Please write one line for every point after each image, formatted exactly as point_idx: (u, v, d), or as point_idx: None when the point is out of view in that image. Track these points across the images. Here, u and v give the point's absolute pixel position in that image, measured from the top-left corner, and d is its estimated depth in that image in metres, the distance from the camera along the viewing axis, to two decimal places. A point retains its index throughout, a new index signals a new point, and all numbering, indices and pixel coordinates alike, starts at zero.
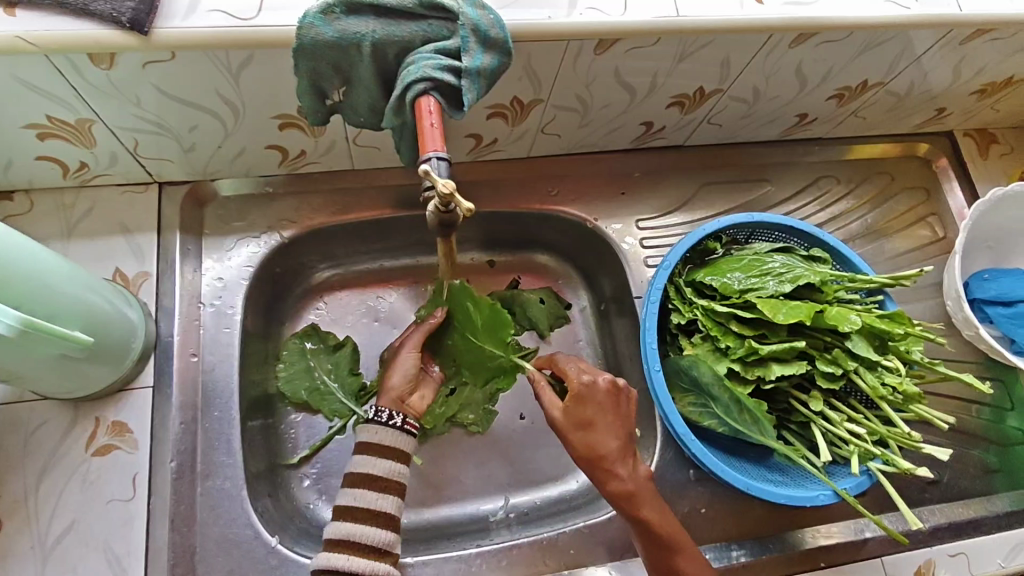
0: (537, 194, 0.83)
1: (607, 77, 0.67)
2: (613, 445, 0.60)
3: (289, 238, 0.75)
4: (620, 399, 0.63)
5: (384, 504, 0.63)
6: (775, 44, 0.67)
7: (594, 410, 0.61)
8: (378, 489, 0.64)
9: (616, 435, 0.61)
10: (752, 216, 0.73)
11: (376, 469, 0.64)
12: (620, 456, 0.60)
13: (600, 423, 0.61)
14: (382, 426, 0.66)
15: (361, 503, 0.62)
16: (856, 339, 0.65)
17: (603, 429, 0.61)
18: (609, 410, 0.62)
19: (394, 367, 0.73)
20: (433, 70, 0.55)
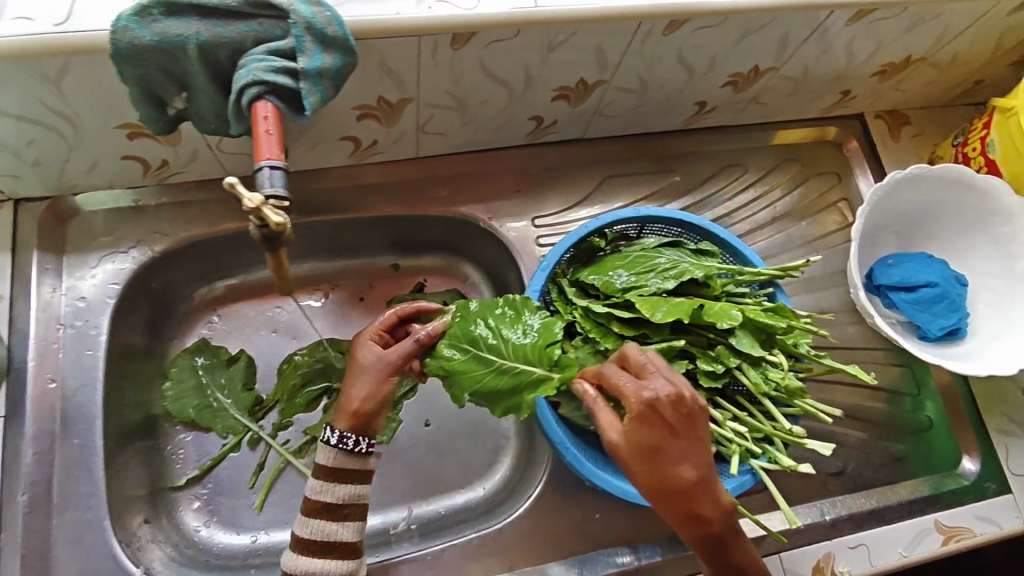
0: (429, 197, 0.81)
1: (474, 72, 0.64)
2: (692, 477, 0.50)
3: (161, 252, 0.72)
4: (694, 414, 0.51)
5: (343, 534, 0.61)
6: (648, 32, 0.64)
7: (664, 437, 0.49)
8: (338, 518, 0.61)
9: (696, 463, 0.50)
10: (639, 211, 0.71)
11: (331, 498, 0.61)
12: (704, 489, 0.50)
13: (673, 452, 0.50)
14: (343, 453, 0.61)
15: (315, 537, 0.60)
16: (740, 335, 0.63)
17: (678, 458, 0.50)
18: (682, 434, 0.50)
19: (358, 375, 0.61)
20: (264, 72, 0.52)
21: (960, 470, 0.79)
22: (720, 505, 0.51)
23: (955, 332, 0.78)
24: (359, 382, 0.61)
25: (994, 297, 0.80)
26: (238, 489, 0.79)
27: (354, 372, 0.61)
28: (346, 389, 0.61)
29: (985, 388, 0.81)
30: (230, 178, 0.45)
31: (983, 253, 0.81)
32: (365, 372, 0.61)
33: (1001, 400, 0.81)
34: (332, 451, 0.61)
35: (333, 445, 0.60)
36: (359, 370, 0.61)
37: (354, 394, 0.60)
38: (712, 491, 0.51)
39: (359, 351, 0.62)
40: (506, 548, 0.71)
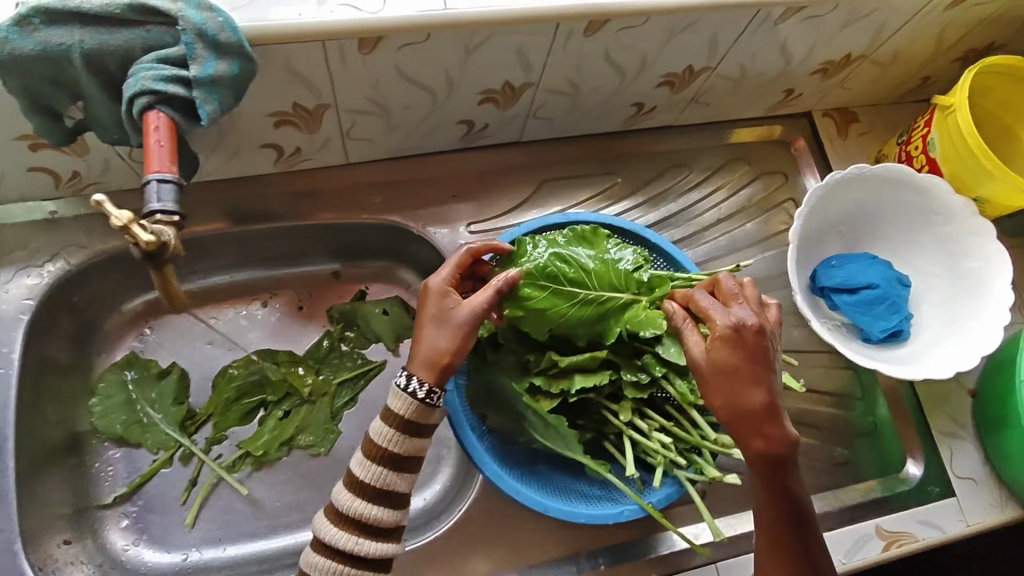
0: (361, 203, 0.79)
1: (391, 76, 0.62)
2: (761, 401, 0.51)
3: (77, 265, 0.70)
4: (769, 348, 0.53)
5: (400, 486, 0.56)
6: (569, 33, 0.62)
7: (743, 357, 0.51)
8: (400, 470, 0.56)
9: (768, 390, 0.51)
10: (565, 217, 0.71)
11: (396, 447, 0.56)
12: (774, 416, 0.51)
13: (749, 373, 0.51)
14: (410, 400, 0.56)
15: (375, 483, 0.55)
16: (668, 343, 0.62)
17: (751, 380, 0.51)
18: (758, 359, 0.52)
19: (446, 322, 0.57)
20: (152, 82, 0.50)
21: (904, 474, 0.78)
22: (787, 443, 0.51)
23: (897, 334, 0.77)
24: (447, 331, 0.57)
25: (938, 297, 0.78)
26: (170, 506, 0.77)
27: (436, 322, 0.57)
28: (427, 339, 0.57)
29: (930, 391, 0.80)
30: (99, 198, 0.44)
31: (926, 253, 0.80)
32: (447, 321, 0.57)
33: (946, 402, 0.80)
34: (407, 398, 0.56)
35: (409, 392, 0.56)
36: (442, 321, 0.57)
37: (442, 345, 0.57)
38: (780, 425, 0.52)
39: (433, 302, 0.58)
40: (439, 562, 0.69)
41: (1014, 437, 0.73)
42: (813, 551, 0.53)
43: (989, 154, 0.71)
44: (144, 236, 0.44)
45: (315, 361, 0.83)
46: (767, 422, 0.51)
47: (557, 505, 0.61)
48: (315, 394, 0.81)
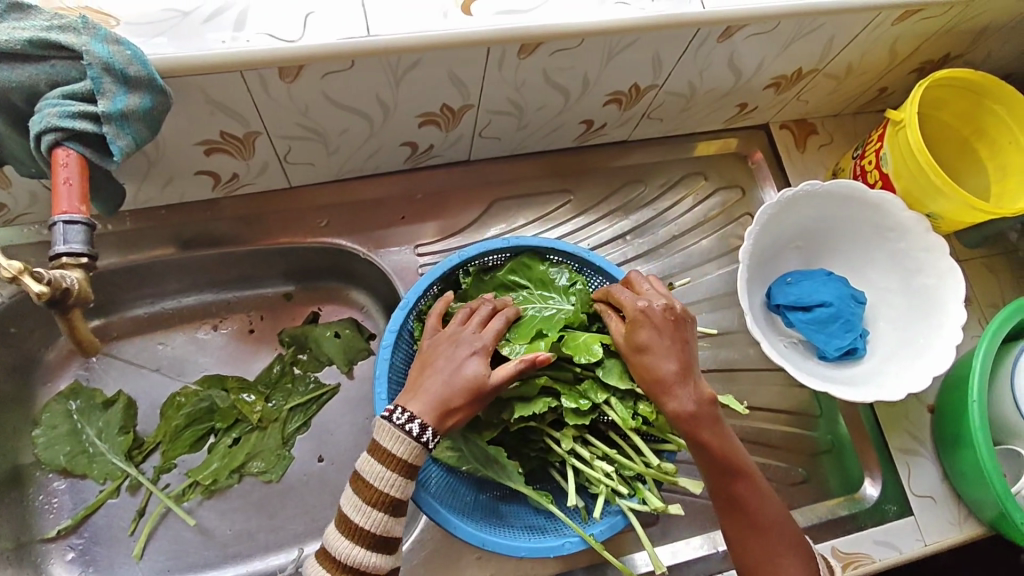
0: (306, 226, 0.77)
1: (319, 102, 0.61)
2: (671, 368, 0.55)
3: (10, 297, 0.69)
4: (678, 323, 0.57)
5: (397, 529, 0.53)
6: (502, 56, 0.61)
7: (650, 334, 0.56)
8: (399, 513, 0.53)
9: (677, 359, 0.56)
10: (507, 241, 0.67)
11: (399, 492, 0.53)
12: (682, 379, 0.55)
13: (657, 346, 0.56)
14: (411, 442, 0.53)
15: (376, 529, 0.52)
16: (609, 365, 0.61)
17: (660, 354, 0.56)
18: (667, 334, 0.56)
19: (470, 386, 0.55)
20: (58, 118, 0.49)
21: (861, 494, 0.77)
22: (704, 405, 0.55)
23: (853, 352, 0.76)
24: (471, 398, 0.55)
25: (894, 314, 0.78)
26: (118, 537, 0.75)
27: (466, 384, 0.55)
28: (448, 395, 0.54)
29: (889, 409, 0.79)
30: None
31: (880, 266, 0.80)
32: (475, 391, 0.55)
33: (904, 419, 0.79)
34: (411, 443, 0.52)
35: (416, 437, 0.53)
36: (472, 386, 0.55)
37: (458, 405, 0.55)
38: (692, 386, 0.55)
39: (473, 365, 0.56)
40: None
41: (967, 457, 0.72)
42: (764, 509, 0.55)
43: (938, 171, 0.71)
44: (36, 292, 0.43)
45: (265, 387, 0.82)
46: (678, 389, 0.55)
47: (493, 537, 0.58)
48: (264, 421, 0.79)
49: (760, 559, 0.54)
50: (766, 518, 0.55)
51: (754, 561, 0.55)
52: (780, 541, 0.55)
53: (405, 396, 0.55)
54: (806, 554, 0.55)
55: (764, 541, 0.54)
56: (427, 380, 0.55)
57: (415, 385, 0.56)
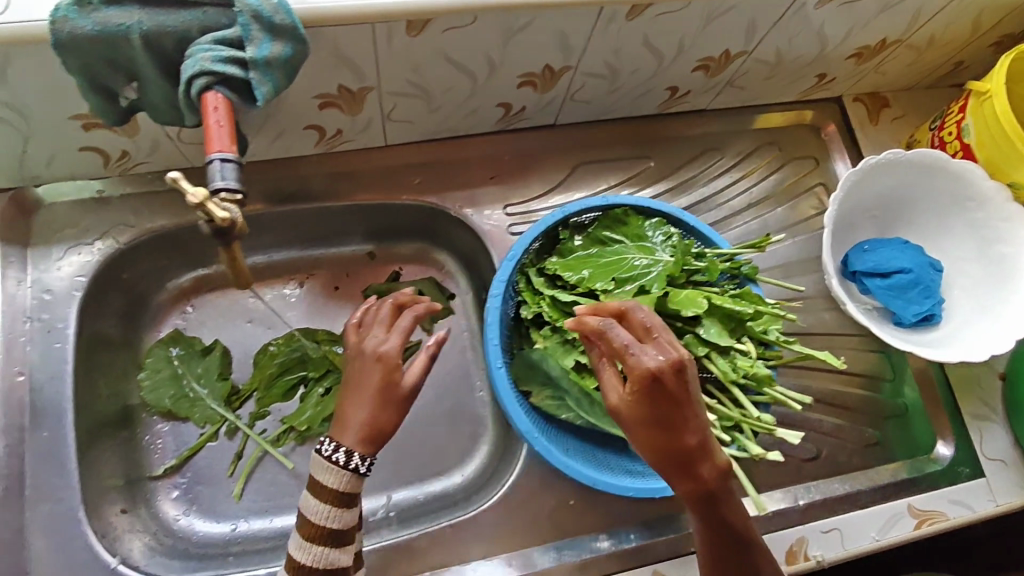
0: (401, 184, 0.80)
1: (436, 60, 0.63)
2: (692, 443, 0.49)
3: (126, 243, 0.71)
4: (693, 382, 0.50)
5: (344, 560, 0.58)
6: (611, 17, 0.63)
7: (666, 407, 0.49)
8: (339, 543, 0.57)
9: (696, 432, 0.50)
10: (605, 199, 0.70)
11: (336, 523, 0.57)
12: (702, 455, 0.50)
13: (677, 421, 0.49)
14: (343, 473, 0.56)
15: (319, 563, 0.56)
16: (708, 324, 0.64)
17: (680, 426, 0.49)
18: (685, 403, 0.49)
19: (381, 397, 0.58)
20: (211, 62, 0.51)
21: (934, 455, 0.79)
22: (720, 479, 0.51)
23: (930, 318, 0.77)
24: (390, 407, 0.58)
25: (970, 282, 0.79)
26: (217, 478, 0.79)
27: (380, 397, 0.58)
28: (370, 414, 0.57)
29: (961, 375, 0.81)
30: (172, 173, 0.45)
31: (957, 237, 0.81)
32: (391, 401, 0.58)
33: (976, 385, 0.81)
34: (341, 472, 0.56)
35: (345, 465, 0.56)
36: (386, 395, 0.58)
37: (385, 419, 0.58)
38: (710, 459, 0.51)
39: (381, 374, 0.58)
40: (479, 536, 0.70)
41: None
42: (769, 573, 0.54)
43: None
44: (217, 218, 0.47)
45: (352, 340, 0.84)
46: (700, 465, 0.50)
47: (604, 479, 0.62)
48: None
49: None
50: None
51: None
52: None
53: (335, 427, 0.58)
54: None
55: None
56: (347, 402, 0.58)
57: (337, 414, 0.59)
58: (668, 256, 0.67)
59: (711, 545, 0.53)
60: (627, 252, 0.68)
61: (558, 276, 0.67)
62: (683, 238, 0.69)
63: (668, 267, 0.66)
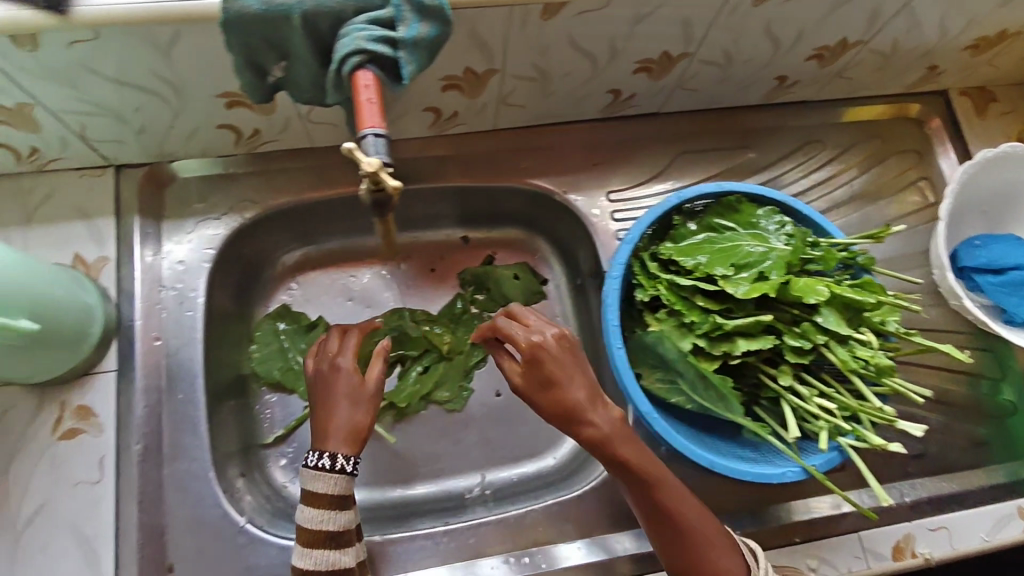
0: (507, 168, 0.81)
1: (562, 44, 0.64)
2: (580, 393, 0.58)
3: (251, 219, 0.74)
4: (574, 349, 0.60)
5: (345, 559, 0.60)
6: (738, 3, 0.62)
7: (552, 366, 0.58)
8: (339, 544, 0.60)
9: (583, 384, 0.58)
10: (718, 185, 0.70)
11: (332, 526, 0.59)
12: (591, 402, 0.58)
13: (565, 376, 0.58)
14: (336, 477, 0.60)
15: (322, 565, 0.59)
16: (826, 312, 0.63)
17: (569, 381, 0.58)
18: (569, 361, 0.59)
19: (351, 400, 0.62)
20: (366, 41, 0.52)
21: None
22: (617, 425, 0.58)
23: None
24: (364, 407, 0.63)
25: None
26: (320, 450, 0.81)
27: (349, 402, 0.62)
28: (347, 418, 0.62)
29: None
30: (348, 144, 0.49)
31: None
32: (362, 400, 0.63)
33: None
34: (332, 475, 0.59)
35: (333, 468, 0.59)
36: (356, 399, 0.63)
37: (359, 423, 0.62)
38: (602, 408, 0.58)
39: (343, 383, 0.63)
40: (584, 515, 0.71)
41: None
42: (688, 521, 0.58)
43: None
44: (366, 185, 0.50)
45: (448, 320, 0.87)
46: (591, 411, 0.58)
47: (724, 462, 0.63)
48: (451, 352, 0.85)
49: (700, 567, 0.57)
50: (694, 529, 0.58)
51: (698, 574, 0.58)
52: (716, 546, 0.58)
53: (316, 440, 0.61)
54: (743, 549, 0.59)
55: (701, 552, 0.57)
56: (321, 413, 0.62)
57: (315, 428, 0.62)
58: (783, 243, 0.67)
59: (635, 493, 0.58)
60: (741, 239, 0.67)
61: (673, 260, 0.68)
62: (797, 227, 0.69)
63: (785, 255, 0.65)
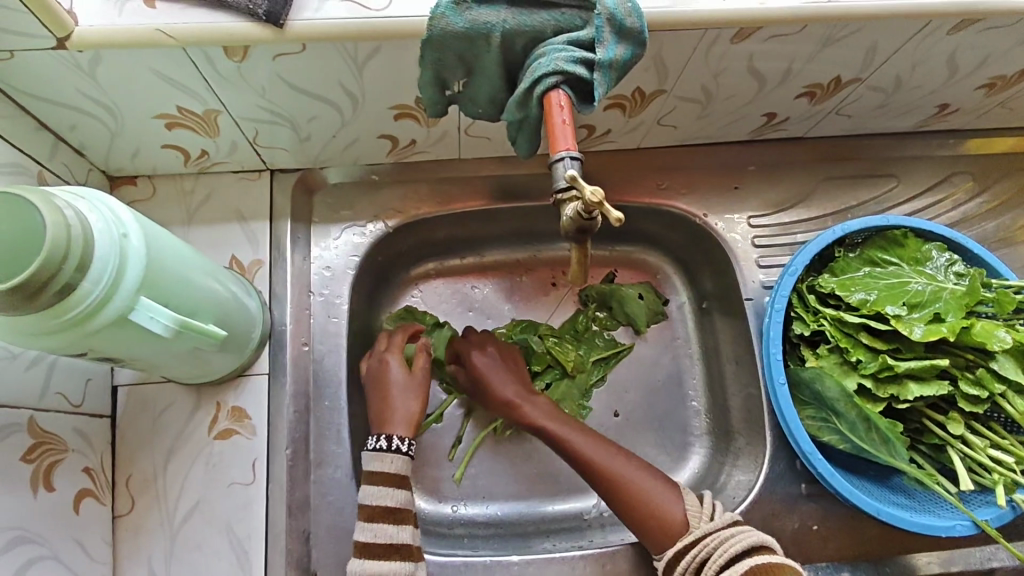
0: (646, 186, 0.80)
1: (739, 65, 0.62)
2: (506, 389, 0.71)
3: (393, 228, 0.75)
4: (508, 357, 0.75)
5: (403, 536, 0.57)
6: (933, 30, 0.59)
7: (482, 365, 0.73)
8: (397, 520, 0.57)
9: (509, 381, 0.72)
10: (886, 219, 0.67)
11: (392, 501, 0.58)
12: (515, 393, 0.71)
13: (495, 375, 0.72)
14: (397, 455, 0.60)
15: (382, 539, 0.56)
16: (1003, 359, 0.61)
17: (498, 381, 0.72)
18: (496, 363, 0.73)
19: (407, 388, 0.65)
20: (565, 62, 0.50)
21: None
22: (535, 410, 0.70)
23: None
24: (419, 394, 0.65)
25: None
26: (439, 460, 0.81)
27: (401, 388, 0.64)
28: (404, 403, 0.63)
29: None
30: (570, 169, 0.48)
31: None
32: (413, 388, 0.65)
33: None
34: (395, 454, 0.60)
35: (396, 447, 0.60)
36: (409, 385, 0.65)
37: (415, 409, 0.63)
38: (529, 399, 0.71)
39: (396, 375, 0.65)
40: None
41: None
42: (608, 462, 0.65)
43: None
44: (576, 206, 0.48)
45: (572, 337, 0.84)
46: (518, 399, 0.70)
47: (889, 510, 0.62)
48: (576, 369, 0.81)
49: (632, 504, 0.62)
50: (615, 468, 0.64)
51: (643, 521, 0.62)
52: (646, 486, 0.63)
53: (377, 427, 0.63)
54: (682, 493, 0.63)
55: (638, 499, 0.62)
56: (380, 403, 0.64)
57: (375, 416, 0.63)
58: (954, 282, 0.64)
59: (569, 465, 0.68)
60: (906, 275, 0.65)
61: (833, 294, 0.66)
62: (967, 266, 0.66)
63: (958, 294, 0.62)
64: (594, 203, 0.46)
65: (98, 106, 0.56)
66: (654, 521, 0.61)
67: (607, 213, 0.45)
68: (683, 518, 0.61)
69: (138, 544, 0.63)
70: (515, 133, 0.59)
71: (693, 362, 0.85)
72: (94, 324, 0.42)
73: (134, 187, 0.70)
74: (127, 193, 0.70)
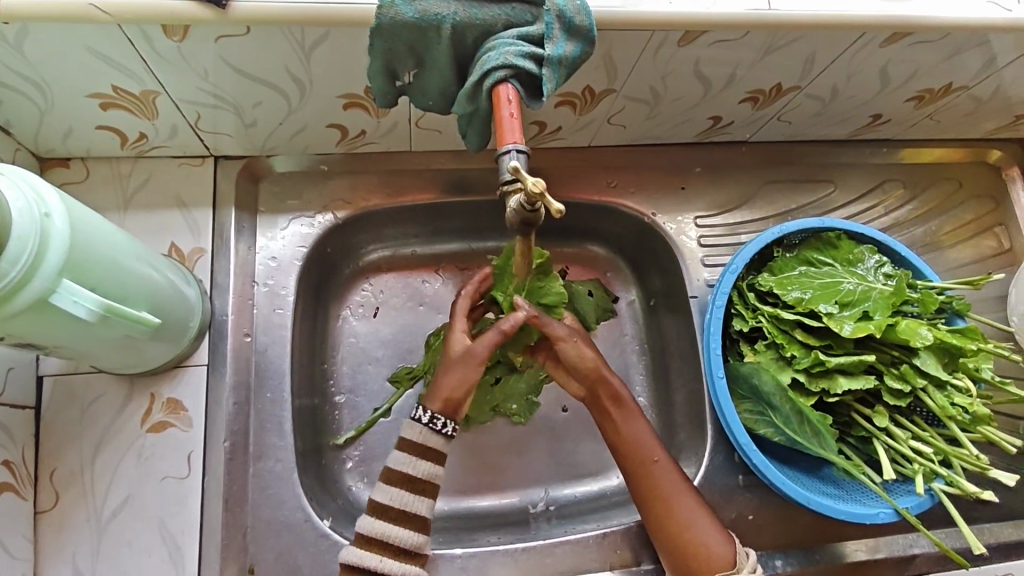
0: (596, 185, 0.81)
1: (685, 69, 0.64)
2: (590, 354, 0.67)
3: (342, 219, 0.74)
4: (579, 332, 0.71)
5: (420, 507, 0.57)
6: (866, 43, 0.62)
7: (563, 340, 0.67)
8: (416, 491, 0.57)
9: (590, 351, 0.67)
10: (822, 221, 0.70)
11: (413, 470, 0.57)
12: (599, 364, 0.67)
13: (576, 344, 0.67)
14: (431, 433, 0.58)
15: (397, 504, 0.56)
16: (925, 355, 0.64)
17: (581, 349, 0.67)
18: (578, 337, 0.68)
19: (456, 362, 0.61)
20: (514, 56, 0.51)
21: None
22: (612, 388, 0.67)
23: None
24: (466, 376, 0.60)
25: None
26: None
27: (455, 361, 0.61)
28: (449, 382, 0.60)
29: None
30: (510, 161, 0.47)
31: None
32: (463, 363, 0.61)
33: None
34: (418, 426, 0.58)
35: (424, 422, 0.58)
36: (463, 357, 0.61)
37: (458, 385, 0.59)
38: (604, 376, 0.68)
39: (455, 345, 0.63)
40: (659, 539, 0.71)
41: None
42: (666, 481, 0.65)
43: None
44: (519, 198, 0.48)
45: None
46: (599, 375, 0.67)
47: (818, 499, 0.64)
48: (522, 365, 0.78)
49: (677, 527, 0.63)
50: (669, 487, 0.65)
51: (686, 548, 0.63)
52: (698, 521, 0.63)
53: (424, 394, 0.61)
54: (732, 538, 0.64)
55: (683, 528, 0.63)
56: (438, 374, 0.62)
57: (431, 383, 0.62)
58: (883, 283, 0.67)
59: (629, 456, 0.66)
60: (839, 274, 0.68)
61: (771, 292, 0.69)
62: (895, 268, 0.69)
63: (886, 294, 0.65)
64: (535, 194, 0.46)
65: (26, 83, 0.54)
66: (701, 555, 0.62)
67: (548, 205, 0.46)
68: (731, 559, 0.62)
69: (62, 541, 0.60)
70: (465, 127, 0.59)
71: (640, 358, 0.87)
72: (9, 308, 0.40)
73: (66, 169, 0.67)
74: (60, 174, 0.67)
